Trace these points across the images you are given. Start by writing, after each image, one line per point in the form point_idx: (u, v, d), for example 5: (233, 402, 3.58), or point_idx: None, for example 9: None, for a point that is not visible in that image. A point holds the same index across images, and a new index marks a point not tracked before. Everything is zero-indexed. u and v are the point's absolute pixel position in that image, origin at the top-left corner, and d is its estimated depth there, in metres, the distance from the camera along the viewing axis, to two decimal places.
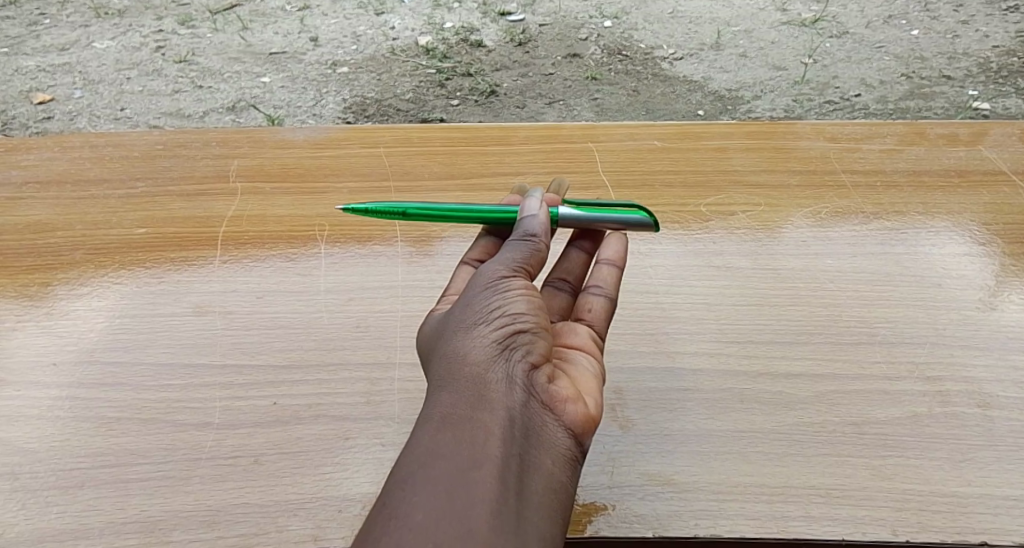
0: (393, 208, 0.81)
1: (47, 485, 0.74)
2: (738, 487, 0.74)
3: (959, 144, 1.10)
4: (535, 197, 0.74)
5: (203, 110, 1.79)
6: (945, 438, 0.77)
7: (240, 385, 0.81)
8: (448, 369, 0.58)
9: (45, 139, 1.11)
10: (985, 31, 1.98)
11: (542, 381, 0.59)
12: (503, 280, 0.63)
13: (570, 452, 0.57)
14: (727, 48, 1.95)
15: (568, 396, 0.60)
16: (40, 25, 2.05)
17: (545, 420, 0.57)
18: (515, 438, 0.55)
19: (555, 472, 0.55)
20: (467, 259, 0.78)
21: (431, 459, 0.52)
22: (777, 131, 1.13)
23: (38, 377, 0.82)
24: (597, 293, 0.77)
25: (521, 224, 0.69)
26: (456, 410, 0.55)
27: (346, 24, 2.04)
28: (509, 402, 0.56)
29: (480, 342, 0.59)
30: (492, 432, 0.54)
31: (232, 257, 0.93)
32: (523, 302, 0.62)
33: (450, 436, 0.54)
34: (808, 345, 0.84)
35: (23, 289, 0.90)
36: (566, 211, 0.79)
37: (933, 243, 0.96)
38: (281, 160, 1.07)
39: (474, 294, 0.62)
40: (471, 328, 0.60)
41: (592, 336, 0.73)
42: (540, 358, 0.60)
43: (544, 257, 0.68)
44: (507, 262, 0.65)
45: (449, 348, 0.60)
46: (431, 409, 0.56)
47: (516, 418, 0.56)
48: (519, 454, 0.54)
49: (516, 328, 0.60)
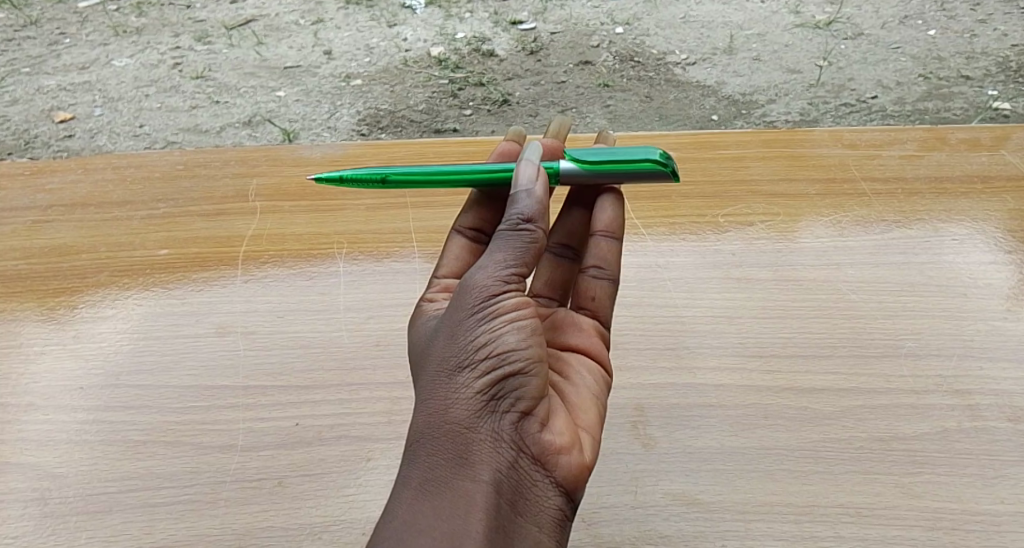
0: (373, 174, 0.78)
1: (76, 509, 0.74)
2: (764, 507, 0.73)
3: (982, 149, 1.08)
4: (530, 162, 0.69)
5: (219, 126, 1.80)
6: (976, 454, 0.76)
7: (263, 406, 0.81)
8: (430, 421, 0.59)
9: (68, 161, 1.12)
10: (1003, 30, 1.96)
11: (531, 431, 0.60)
12: (489, 307, 0.61)
13: (556, 513, 0.59)
14: (740, 52, 1.94)
15: (558, 445, 0.61)
16: (59, 45, 2.07)
17: (532, 479, 0.59)
18: (499, 505, 0.56)
19: (540, 538, 0.57)
20: (458, 228, 0.79)
21: (408, 532, 0.54)
22: (795, 139, 1.12)
23: (65, 401, 0.83)
24: (597, 275, 0.78)
25: (515, 204, 0.65)
26: (436, 473, 0.57)
27: (359, 37, 2.05)
28: (492, 465, 0.57)
29: (464, 393, 0.59)
30: (476, 497, 0.55)
31: (252, 277, 0.94)
32: (512, 338, 0.60)
33: (428, 505, 0.55)
34: (832, 358, 0.84)
35: (50, 312, 0.91)
36: (568, 167, 0.76)
37: (959, 252, 0.95)
38: (298, 178, 1.07)
39: (458, 325, 0.61)
40: (454, 373, 0.60)
41: (595, 326, 0.77)
42: (529, 404, 0.60)
43: (540, 244, 0.65)
44: (497, 274, 0.62)
45: (431, 393, 0.60)
46: (411, 466, 0.58)
47: (499, 482, 0.57)
48: (505, 519, 0.56)
49: (503, 375, 0.60)
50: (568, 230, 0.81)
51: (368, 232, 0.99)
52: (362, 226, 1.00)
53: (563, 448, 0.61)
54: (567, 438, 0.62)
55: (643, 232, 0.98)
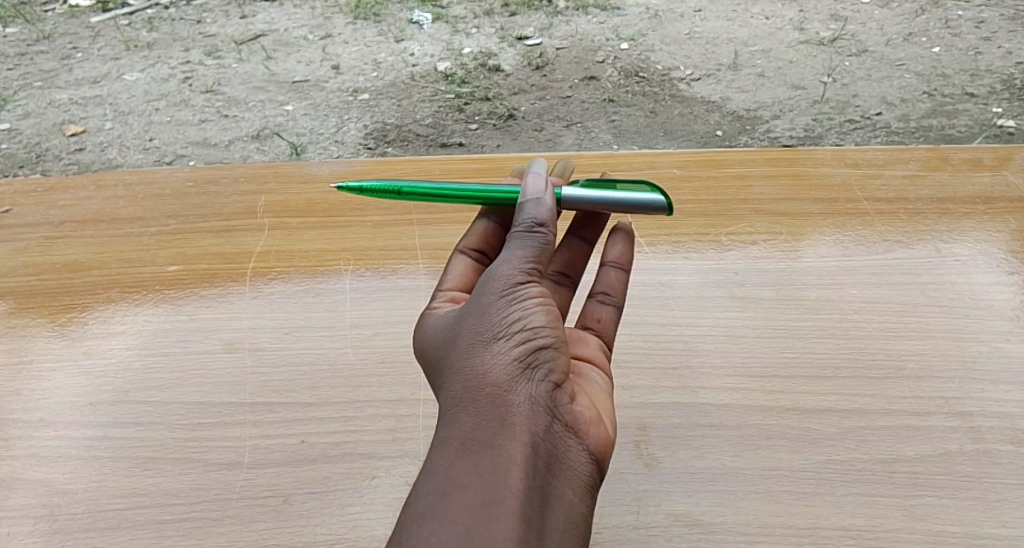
0: (389, 186, 0.80)
1: (85, 526, 0.75)
2: (765, 528, 0.73)
3: (984, 169, 1.09)
4: (541, 175, 0.71)
5: (228, 139, 1.81)
6: (978, 477, 0.76)
7: (270, 423, 0.82)
8: (466, 390, 0.59)
9: (80, 179, 1.14)
10: (1008, 48, 1.97)
11: (562, 403, 0.61)
12: (518, 290, 0.62)
13: (587, 478, 0.60)
14: (745, 68, 1.96)
15: (584, 420, 0.62)
16: (71, 59, 2.10)
17: (566, 446, 0.59)
18: (537, 465, 0.56)
19: (574, 502, 0.57)
20: (462, 247, 0.78)
21: (451, 489, 0.53)
22: (798, 158, 1.13)
23: (75, 418, 0.84)
24: (604, 300, 0.80)
25: (524, 211, 0.67)
26: (476, 434, 0.56)
27: (367, 52, 2.08)
28: (531, 427, 0.57)
29: (500, 360, 0.59)
30: (517, 460, 0.55)
31: (260, 293, 0.95)
32: (542, 316, 0.62)
33: (469, 464, 0.55)
34: (835, 380, 0.84)
35: (62, 328, 0.93)
36: (572, 193, 0.76)
37: (962, 273, 0.95)
38: (307, 195, 1.09)
39: (488, 303, 0.62)
40: (488, 344, 0.60)
41: (600, 346, 0.77)
42: (560, 378, 0.61)
43: (552, 247, 0.66)
44: (523, 263, 0.63)
45: (464, 364, 0.60)
46: (448, 431, 0.57)
47: (538, 444, 0.57)
48: (544, 482, 0.56)
49: (536, 346, 0.60)
50: (568, 260, 0.83)
51: (374, 249, 1.00)
52: (369, 242, 1.01)
53: (587, 422, 0.62)
54: (590, 414, 0.64)
55: (647, 250, 0.99)
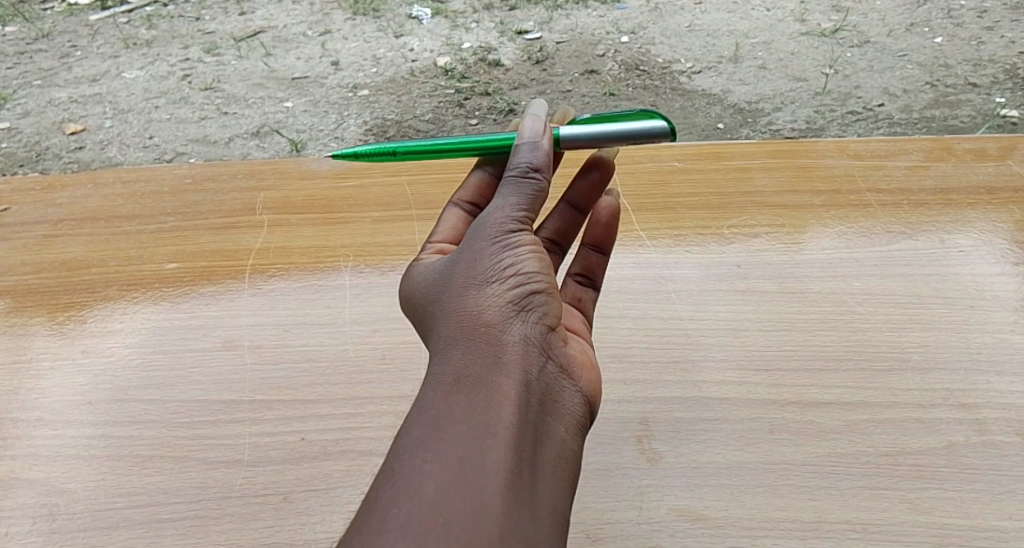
0: (384, 149, 0.78)
1: (84, 525, 0.75)
2: (768, 522, 0.73)
3: (988, 159, 1.08)
4: (538, 117, 0.71)
5: (228, 137, 1.81)
6: (984, 470, 0.75)
7: (270, 420, 0.82)
8: (459, 328, 0.59)
9: (78, 177, 1.13)
10: (1011, 37, 1.95)
11: (555, 346, 0.61)
12: (510, 237, 0.62)
13: (579, 420, 0.60)
14: (746, 60, 1.95)
15: (577, 364, 0.63)
16: (71, 57, 2.09)
17: (559, 386, 0.60)
18: (530, 402, 0.56)
19: (566, 440, 0.57)
20: (457, 199, 0.80)
21: (443, 422, 0.53)
22: (800, 149, 1.12)
23: (74, 417, 0.83)
24: (584, 283, 0.84)
25: (518, 153, 0.67)
26: (469, 370, 0.56)
27: (366, 48, 2.07)
28: (525, 365, 0.57)
29: (494, 301, 0.59)
30: (511, 395, 0.55)
31: (259, 290, 0.94)
32: (534, 261, 0.62)
33: (461, 399, 0.54)
34: (839, 373, 0.83)
35: (60, 326, 0.92)
36: (570, 131, 0.73)
37: (966, 264, 0.95)
38: (306, 191, 1.08)
39: (481, 248, 0.62)
40: (481, 287, 0.60)
41: (584, 321, 0.79)
42: (553, 322, 0.62)
43: (545, 194, 0.66)
44: (516, 211, 0.64)
45: (457, 305, 0.60)
46: (440, 368, 0.57)
47: (531, 382, 0.57)
48: (537, 419, 0.56)
49: (530, 289, 0.61)
50: (559, 226, 0.84)
51: (373, 244, 0.99)
52: (369, 238, 1.00)
53: (579, 367, 0.63)
54: (581, 361, 0.64)
55: (648, 244, 0.98)
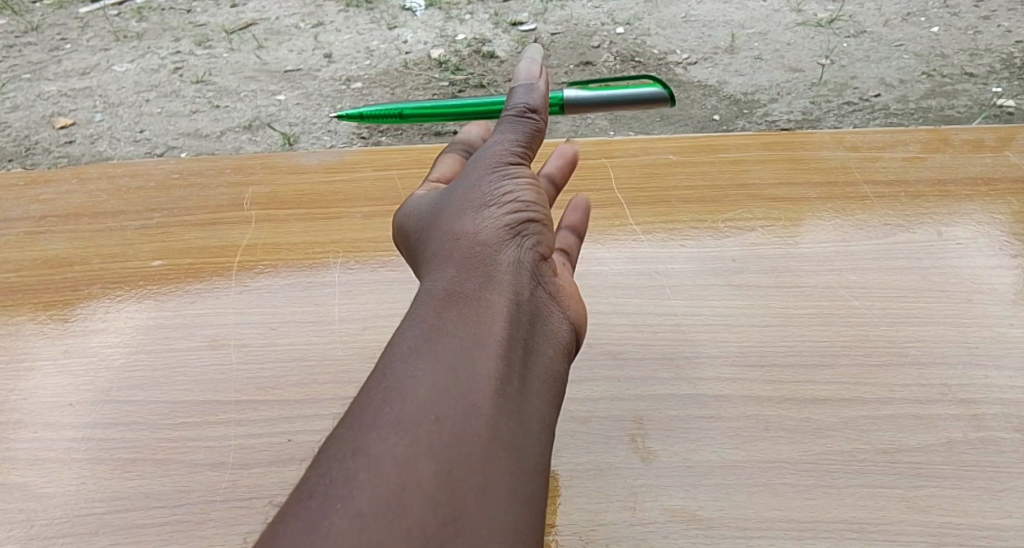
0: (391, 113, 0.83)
1: (63, 531, 0.73)
2: (764, 523, 0.71)
3: (986, 150, 1.07)
4: (535, 59, 0.73)
5: (220, 131, 1.79)
6: (981, 467, 0.74)
7: (256, 421, 0.80)
8: (455, 249, 0.61)
9: (63, 172, 1.11)
10: (1008, 26, 1.94)
11: (544, 272, 0.63)
12: (507, 166, 0.65)
13: (567, 345, 0.62)
14: (742, 51, 1.93)
15: (566, 293, 0.65)
16: (60, 50, 2.06)
17: (547, 310, 0.62)
18: (521, 320, 0.58)
19: (553, 357, 0.59)
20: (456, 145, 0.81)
21: (438, 334, 0.55)
22: (797, 140, 1.10)
23: (56, 419, 0.82)
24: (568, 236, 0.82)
25: (517, 95, 0.70)
26: (464, 288, 0.59)
27: (359, 40, 2.04)
28: (517, 286, 0.60)
29: (488, 224, 0.62)
30: (504, 312, 0.57)
31: (246, 288, 0.93)
32: (529, 190, 0.64)
33: (455, 313, 0.57)
34: (835, 368, 0.82)
35: (43, 326, 0.90)
36: (571, 94, 0.78)
37: (964, 257, 0.93)
38: (294, 186, 1.07)
39: (478, 176, 0.64)
40: (477, 211, 0.63)
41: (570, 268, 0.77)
42: (544, 249, 0.64)
43: (541, 134, 0.70)
44: (513, 145, 0.66)
45: (454, 227, 0.62)
46: (437, 284, 0.59)
47: (522, 301, 0.59)
48: (527, 336, 0.58)
49: (523, 216, 0.63)
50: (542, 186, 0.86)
51: (363, 239, 0.98)
52: (359, 233, 0.99)
53: (567, 295, 0.65)
54: (570, 290, 0.67)
55: (642, 238, 0.97)
